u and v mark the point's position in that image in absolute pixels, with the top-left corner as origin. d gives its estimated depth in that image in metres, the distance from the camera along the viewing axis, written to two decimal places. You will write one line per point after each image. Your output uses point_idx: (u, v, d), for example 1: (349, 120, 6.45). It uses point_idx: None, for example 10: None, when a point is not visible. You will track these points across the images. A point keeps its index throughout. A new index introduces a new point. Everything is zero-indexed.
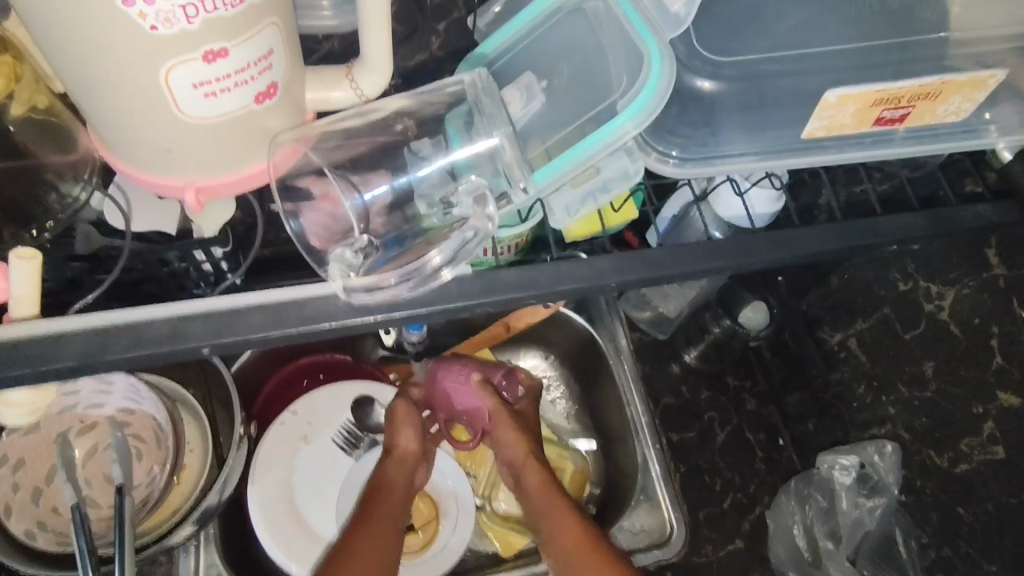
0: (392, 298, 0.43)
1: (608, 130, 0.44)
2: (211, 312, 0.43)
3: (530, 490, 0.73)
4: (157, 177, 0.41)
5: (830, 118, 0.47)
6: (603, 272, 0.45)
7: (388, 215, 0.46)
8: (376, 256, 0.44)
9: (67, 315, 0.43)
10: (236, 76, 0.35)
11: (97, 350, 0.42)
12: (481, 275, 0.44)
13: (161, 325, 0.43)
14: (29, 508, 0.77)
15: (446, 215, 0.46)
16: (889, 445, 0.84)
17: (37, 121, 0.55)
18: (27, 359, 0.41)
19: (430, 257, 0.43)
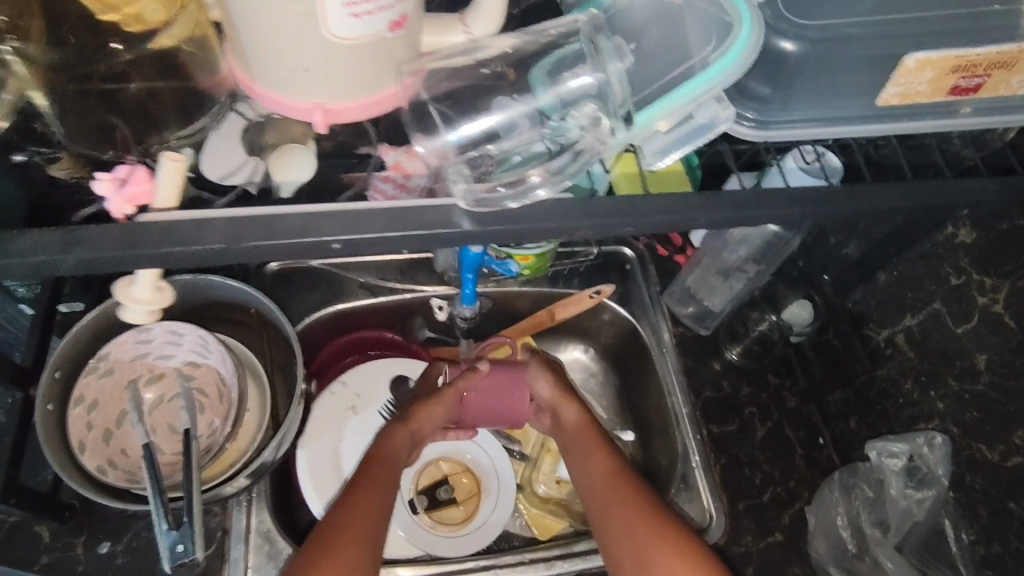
0: (496, 207, 0.45)
1: (702, 80, 0.47)
2: (342, 213, 0.45)
3: (567, 428, 0.92)
4: (290, 100, 0.44)
5: (906, 85, 0.50)
6: (694, 208, 0.47)
7: (498, 139, 0.50)
8: (489, 171, 0.48)
9: (188, 214, 0.45)
10: (379, 0, 0.38)
11: (216, 253, 0.44)
12: (581, 201, 0.46)
13: (294, 220, 0.45)
14: (100, 446, 0.81)
15: (555, 140, 0.49)
16: (938, 436, 0.86)
17: (191, 47, 0.61)
18: (152, 253, 0.44)
19: (534, 175, 0.47)
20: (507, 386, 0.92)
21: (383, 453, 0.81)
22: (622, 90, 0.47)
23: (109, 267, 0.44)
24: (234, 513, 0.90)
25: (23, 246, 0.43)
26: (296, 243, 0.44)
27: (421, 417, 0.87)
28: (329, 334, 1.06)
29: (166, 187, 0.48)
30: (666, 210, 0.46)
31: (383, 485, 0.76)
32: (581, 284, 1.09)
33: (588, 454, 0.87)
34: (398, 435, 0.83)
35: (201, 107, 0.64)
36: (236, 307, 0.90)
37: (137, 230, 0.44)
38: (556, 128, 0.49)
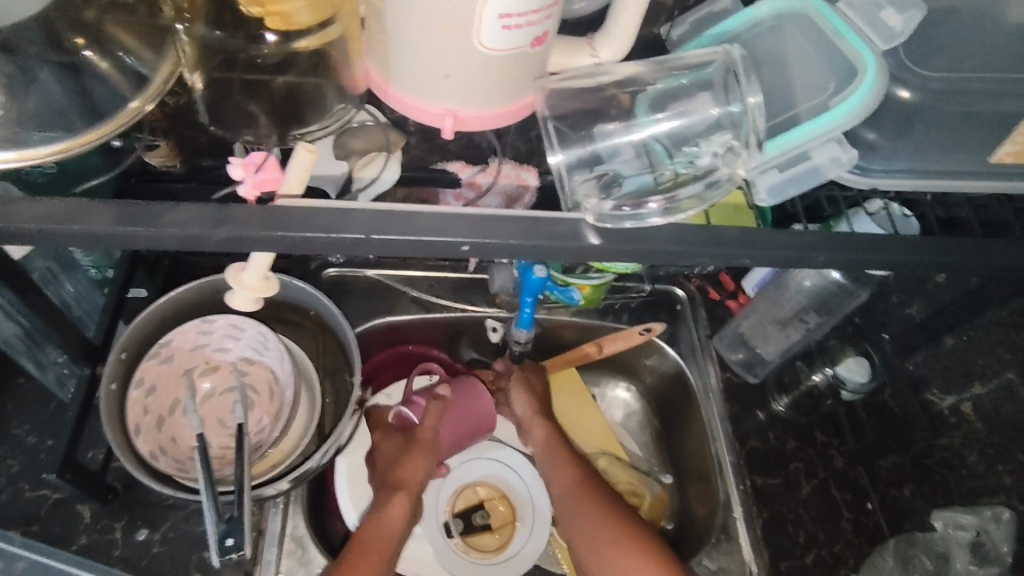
0: (623, 226, 0.45)
1: (824, 121, 0.47)
2: (466, 217, 0.45)
3: (541, 443, 0.95)
4: (419, 104, 0.45)
5: (1023, 144, 0.50)
6: (812, 245, 0.47)
7: (627, 161, 0.51)
8: (615, 192, 0.48)
9: (308, 204, 0.46)
10: (533, 15, 0.39)
11: (331, 246, 0.45)
12: (705, 226, 0.46)
13: (415, 220, 0.45)
14: (152, 432, 0.81)
15: (690, 166, 0.49)
16: (1006, 513, 0.83)
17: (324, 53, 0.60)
18: (270, 239, 0.44)
19: (658, 200, 0.47)
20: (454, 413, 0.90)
21: (376, 534, 0.81)
22: (760, 121, 0.48)
23: (232, 247, 0.45)
24: (271, 515, 0.88)
25: (154, 220, 0.44)
26: (421, 251, 0.45)
27: (410, 479, 0.86)
28: (378, 343, 1.06)
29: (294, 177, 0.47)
30: (786, 246, 0.46)
31: (374, 557, 0.79)
32: (631, 320, 1.08)
33: (559, 471, 0.91)
34: (388, 507, 0.84)
35: (327, 109, 0.64)
36: (298, 307, 0.91)
37: (259, 215, 0.45)
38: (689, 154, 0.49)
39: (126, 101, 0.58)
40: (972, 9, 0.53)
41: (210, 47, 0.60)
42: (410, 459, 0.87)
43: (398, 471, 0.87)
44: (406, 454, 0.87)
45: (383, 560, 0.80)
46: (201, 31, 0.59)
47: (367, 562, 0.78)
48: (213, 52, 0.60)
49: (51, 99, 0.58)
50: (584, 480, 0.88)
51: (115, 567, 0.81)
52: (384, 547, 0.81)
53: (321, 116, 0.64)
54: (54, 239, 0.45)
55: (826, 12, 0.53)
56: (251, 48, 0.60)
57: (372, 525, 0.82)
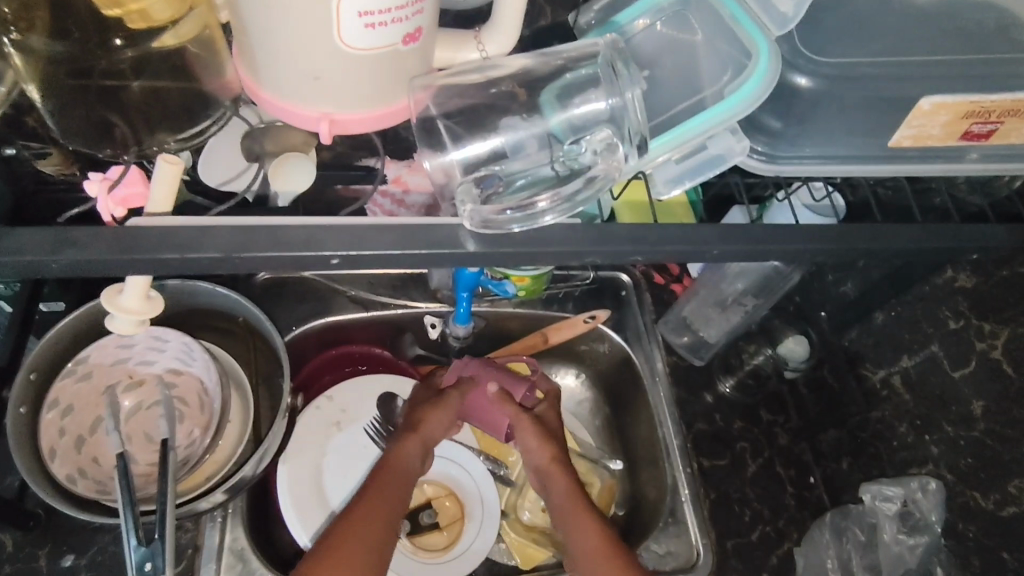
0: (505, 232, 0.44)
1: (721, 109, 0.46)
2: (350, 228, 0.44)
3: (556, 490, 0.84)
4: (295, 107, 0.43)
5: (919, 127, 0.50)
6: (708, 240, 0.47)
7: (510, 157, 0.49)
8: (496, 193, 0.47)
9: (187, 219, 0.44)
10: (397, 11, 0.37)
11: (210, 260, 0.43)
12: (594, 226, 0.45)
13: (296, 232, 0.44)
14: (71, 453, 0.77)
15: (570, 163, 0.48)
16: (933, 482, 0.85)
17: (193, 50, 0.56)
18: (144, 257, 0.42)
19: (539, 200, 0.45)
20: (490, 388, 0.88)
21: (393, 463, 0.79)
22: (641, 116, 0.47)
23: (101, 269, 0.42)
24: (207, 529, 0.86)
25: (14, 245, 0.42)
26: (308, 260, 0.43)
27: (427, 427, 0.84)
28: (316, 345, 1.03)
29: (159, 191, 0.47)
30: (680, 241, 0.46)
31: (387, 504, 0.75)
32: (575, 309, 1.07)
33: (580, 520, 0.80)
34: (404, 447, 0.81)
35: (205, 108, 0.61)
36: (223, 315, 0.87)
37: (132, 233, 0.43)
38: (573, 151, 0.48)
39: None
40: None
41: (54, 59, 0.54)
42: (435, 411, 0.85)
43: (419, 415, 0.85)
44: (433, 403, 0.86)
45: (391, 508, 0.75)
46: (42, 46, 0.54)
47: (375, 510, 0.73)
48: (59, 63, 0.55)
49: None
50: (604, 534, 0.79)
51: None
52: (396, 495, 0.76)
53: (202, 117, 0.61)
54: None
55: None
56: (88, 59, 0.55)
57: (382, 473, 0.78)
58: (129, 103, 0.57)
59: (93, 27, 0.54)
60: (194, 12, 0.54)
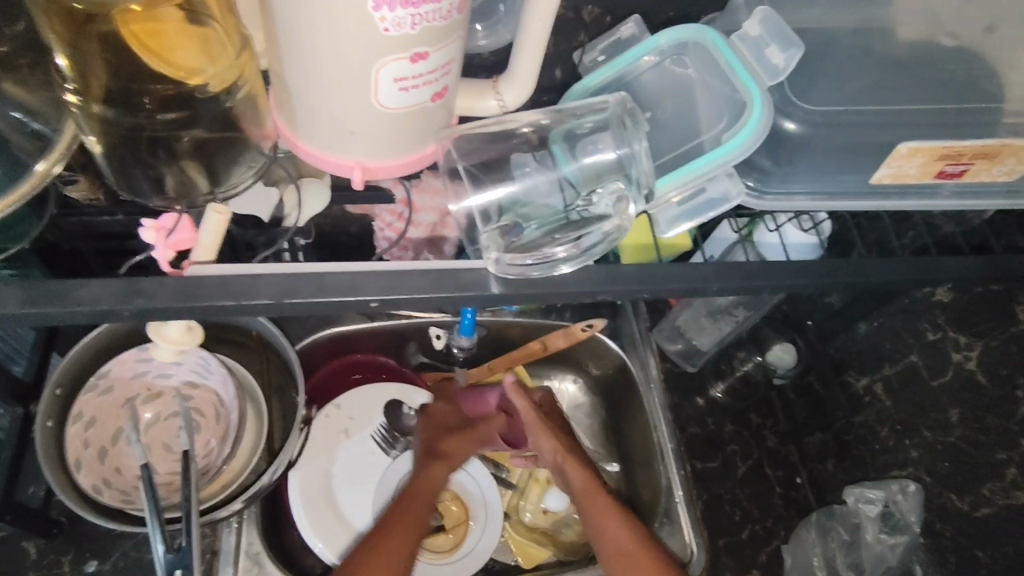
0: (525, 275, 0.49)
1: (719, 153, 0.51)
2: (382, 273, 0.48)
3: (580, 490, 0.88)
4: (331, 156, 0.47)
5: (898, 167, 0.55)
6: (707, 278, 0.52)
7: (529, 203, 0.54)
8: (518, 240, 0.51)
9: (237, 266, 0.48)
10: (428, 75, 0.41)
11: (256, 298, 0.47)
12: (604, 265, 0.50)
13: (337, 277, 0.48)
14: (95, 465, 0.80)
15: (584, 212, 0.53)
16: (912, 485, 0.90)
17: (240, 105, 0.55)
18: (196, 296, 0.46)
19: (556, 250, 0.51)
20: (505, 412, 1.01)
21: (423, 483, 0.86)
22: (648, 164, 0.51)
23: (155, 305, 0.46)
24: (225, 535, 0.89)
25: (77, 295, 0.46)
26: (345, 298, 0.48)
27: (454, 450, 0.92)
28: (324, 354, 1.07)
29: (207, 239, 0.53)
30: (680, 280, 0.51)
31: (418, 517, 0.81)
32: (574, 318, 1.12)
33: (609, 521, 0.85)
34: (436, 469, 0.88)
35: (241, 157, 0.58)
36: (237, 329, 0.91)
37: (189, 278, 0.47)
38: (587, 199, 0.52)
39: (31, 164, 0.53)
40: (848, 42, 0.59)
41: (108, 126, 0.54)
42: (461, 438, 0.94)
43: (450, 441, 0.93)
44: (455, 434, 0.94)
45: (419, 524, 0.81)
46: (98, 109, 0.53)
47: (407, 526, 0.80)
48: (111, 127, 0.54)
49: None
50: (637, 535, 0.83)
51: None
52: (426, 511, 0.83)
53: (239, 166, 0.59)
54: None
55: (719, 42, 0.55)
56: (137, 114, 0.53)
57: (420, 489, 0.85)
58: (173, 158, 0.56)
59: (129, 78, 0.53)
60: (247, 77, 0.54)
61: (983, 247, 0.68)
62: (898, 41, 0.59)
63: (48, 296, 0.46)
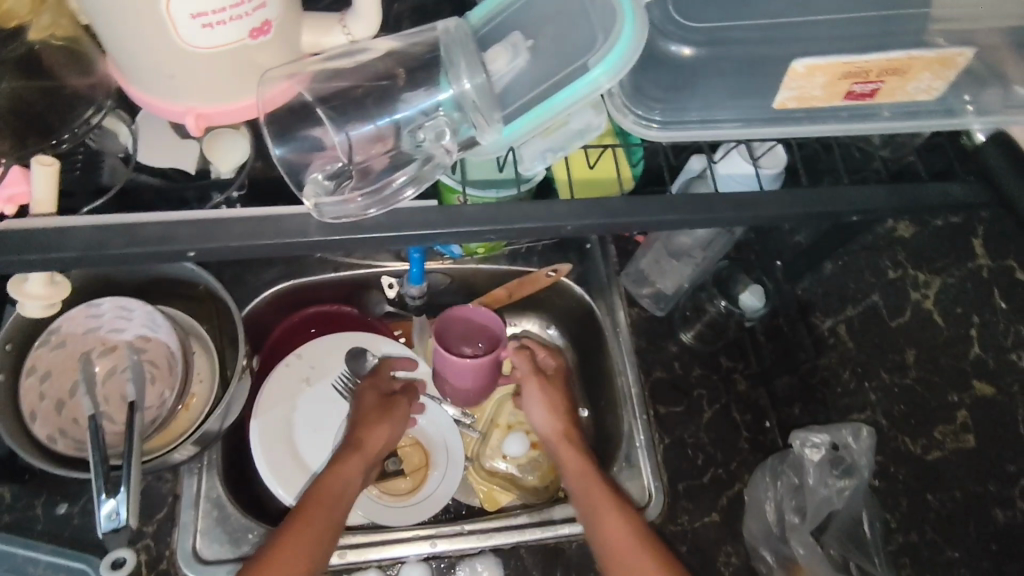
0: (358, 217, 0.49)
1: (584, 82, 0.48)
2: (233, 221, 0.49)
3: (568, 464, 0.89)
4: (165, 101, 0.47)
5: (800, 89, 0.50)
6: (560, 216, 0.52)
7: (371, 145, 0.50)
8: (353, 179, 0.50)
9: (95, 216, 0.49)
10: (232, 10, 0.40)
11: (108, 243, 0.49)
12: (442, 206, 0.51)
13: (183, 228, 0.50)
14: (52, 416, 0.84)
15: (417, 146, 0.50)
16: (864, 428, 0.85)
17: (59, 46, 0.63)
18: (53, 247, 0.49)
19: (395, 177, 0.50)
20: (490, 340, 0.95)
21: (335, 478, 0.85)
22: (479, 98, 0.49)
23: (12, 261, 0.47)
24: (185, 480, 0.92)
25: None
26: (199, 245, 0.48)
27: (370, 441, 0.90)
28: (284, 305, 1.08)
29: (42, 192, 0.53)
30: (531, 220, 0.51)
31: (319, 525, 0.79)
32: (539, 263, 1.09)
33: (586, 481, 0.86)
34: (348, 466, 0.87)
35: (74, 104, 0.62)
36: (184, 281, 0.92)
37: (50, 231, 0.49)
38: (411, 134, 0.50)
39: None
40: None
41: None
42: (378, 424, 0.92)
43: (362, 433, 0.91)
44: (375, 418, 0.92)
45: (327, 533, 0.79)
46: None
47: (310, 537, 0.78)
48: None
49: None
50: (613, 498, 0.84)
51: (41, 539, 0.87)
52: (337, 507, 0.82)
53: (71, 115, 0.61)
54: None
55: None
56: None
57: (321, 495, 0.83)
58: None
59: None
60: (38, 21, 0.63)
61: (944, 172, 0.61)
62: None
63: None
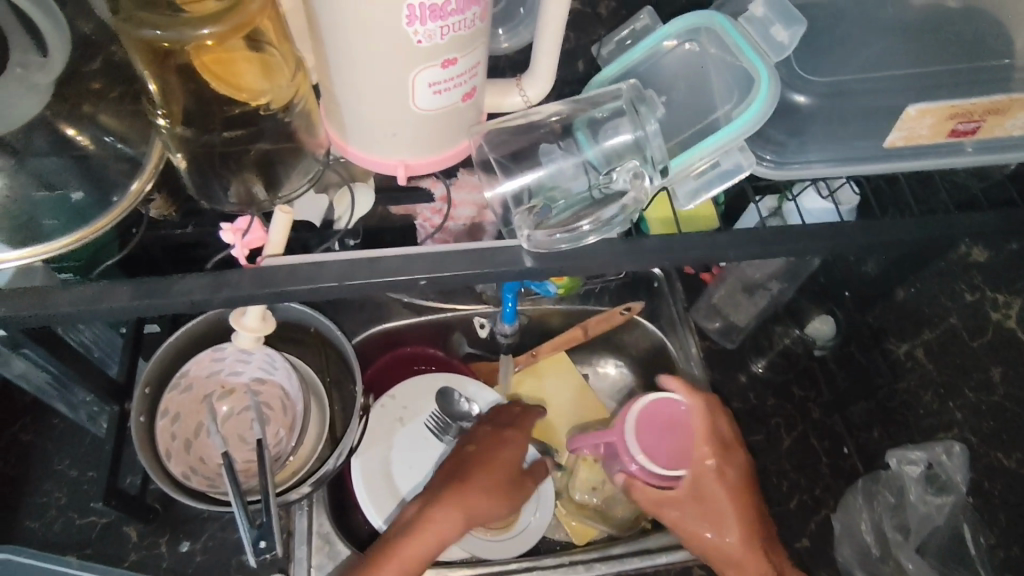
0: (552, 246, 0.55)
1: (727, 132, 0.55)
2: (425, 254, 0.54)
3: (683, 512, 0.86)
4: (377, 159, 0.54)
5: (909, 130, 0.58)
6: (722, 245, 0.56)
7: (552, 189, 0.60)
8: (547, 219, 0.58)
9: (311, 255, 0.55)
10: (458, 78, 0.47)
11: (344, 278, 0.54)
12: (626, 240, 0.55)
13: (386, 264, 0.54)
14: (182, 455, 0.89)
15: (605, 191, 0.58)
16: (957, 445, 0.90)
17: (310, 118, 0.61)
18: (267, 287, 0.54)
19: (582, 224, 0.56)
20: (615, 429, 0.88)
21: (424, 517, 0.85)
22: (659, 145, 0.57)
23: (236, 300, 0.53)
24: (297, 517, 0.96)
25: (172, 294, 0.53)
26: (397, 276, 0.54)
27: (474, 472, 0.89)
28: (378, 348, 1.15)
29: (275, 234, 0.58)
30: (694, 246, 0.55)
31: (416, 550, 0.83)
32: (614, 301, 1.15)
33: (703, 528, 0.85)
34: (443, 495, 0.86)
35: (299, 166, 0.66)
36: (297, 326, 0.98)
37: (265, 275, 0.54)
38: (604, 180, 0.58)
39: (123, 187, 0.62)
40: (861, 11, 0.62)
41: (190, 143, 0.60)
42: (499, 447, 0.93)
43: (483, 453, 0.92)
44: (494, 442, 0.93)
45: (455, 527, 0.85)
46: (179, 131, 0.60)
47: (443, 532, 0.84)
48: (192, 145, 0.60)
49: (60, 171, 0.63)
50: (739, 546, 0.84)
51: None
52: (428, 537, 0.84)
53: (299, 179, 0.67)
54: (83, 314, 0.54)
55: (727, 26, 0.59)
56: (208, 131, 0.59)
57: (457, 492, 0.87)
58: (250, 167, 0.62)
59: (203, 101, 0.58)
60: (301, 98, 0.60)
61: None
62: (908, 9, 0.61)
63: (154, 293, 0.54)
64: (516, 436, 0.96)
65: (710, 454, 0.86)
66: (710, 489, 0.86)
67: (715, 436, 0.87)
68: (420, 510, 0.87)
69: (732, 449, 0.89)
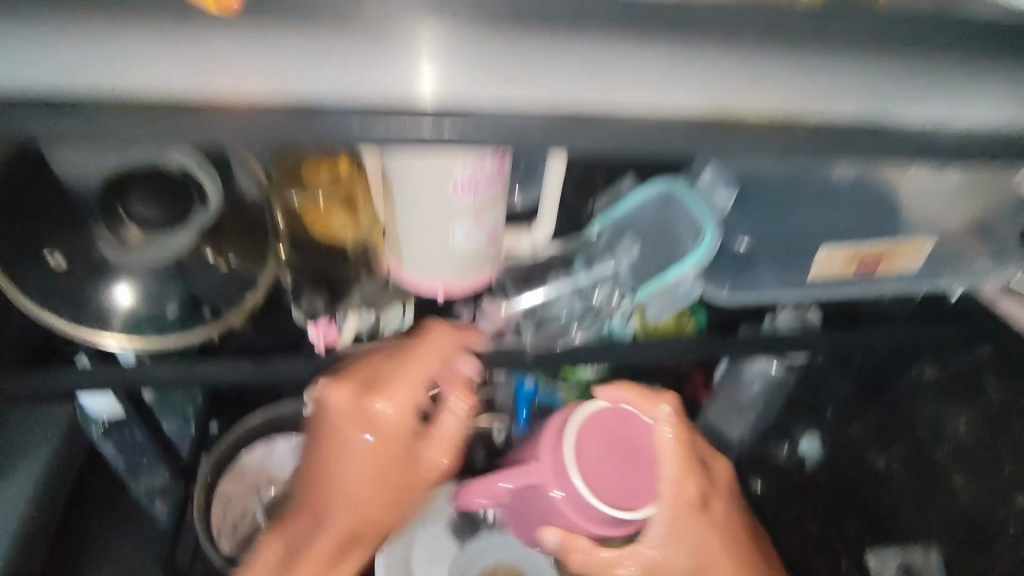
0: (549, 347, 0.75)
1: (679, 269, 0.72)
2: (456, 346, 0.74)
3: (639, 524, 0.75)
4: (426, 282, 0.73)
5: (824, 267, 0.75)
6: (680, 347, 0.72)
7: (550, 304, 0.80)
8: (548, 326, 0.78)
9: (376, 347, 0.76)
10: (483, 227, 0.67)
11: None
12: (606, 343, 0.75)
13: (426, 352, 0.74)
14: (226, 536, 1.00)
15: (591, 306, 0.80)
16: (935, 554, 0.96)
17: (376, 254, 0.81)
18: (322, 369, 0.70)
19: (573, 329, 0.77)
20: (546, 465, 0.73)
21: (327, 510, 0.73)
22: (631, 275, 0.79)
23: None
24: None
25: None
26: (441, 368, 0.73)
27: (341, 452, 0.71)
28: None
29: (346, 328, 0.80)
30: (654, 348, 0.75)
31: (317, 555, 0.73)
32: None
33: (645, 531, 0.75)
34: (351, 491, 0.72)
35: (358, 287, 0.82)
36: None
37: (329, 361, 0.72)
38: (590, 298, 0.80)
39: (211, 312, 0.76)
40: None
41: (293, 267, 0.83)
42: (359, 429, 0.71)
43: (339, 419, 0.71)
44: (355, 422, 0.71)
45: (335, 542, 0.73)
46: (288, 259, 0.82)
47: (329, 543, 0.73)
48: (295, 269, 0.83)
49: (162, 283, 0.74)
50: (680, 549, 0.76)
51: None
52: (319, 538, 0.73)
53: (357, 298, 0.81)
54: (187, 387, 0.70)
55: (688, 192, 0.75)
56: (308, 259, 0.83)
57: (321, 507, 0.74)
58: (326, 287, 0.82)
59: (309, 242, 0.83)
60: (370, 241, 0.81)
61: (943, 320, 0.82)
62: None
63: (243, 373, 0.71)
64: (409, 389, 0.72)
65: (682, 490, 0.75)
66: (683, 516, 0.75)
67: (693, 462, 0.76)
68: (285, 551, 0.75)
69: (694, 438, 0.79)
